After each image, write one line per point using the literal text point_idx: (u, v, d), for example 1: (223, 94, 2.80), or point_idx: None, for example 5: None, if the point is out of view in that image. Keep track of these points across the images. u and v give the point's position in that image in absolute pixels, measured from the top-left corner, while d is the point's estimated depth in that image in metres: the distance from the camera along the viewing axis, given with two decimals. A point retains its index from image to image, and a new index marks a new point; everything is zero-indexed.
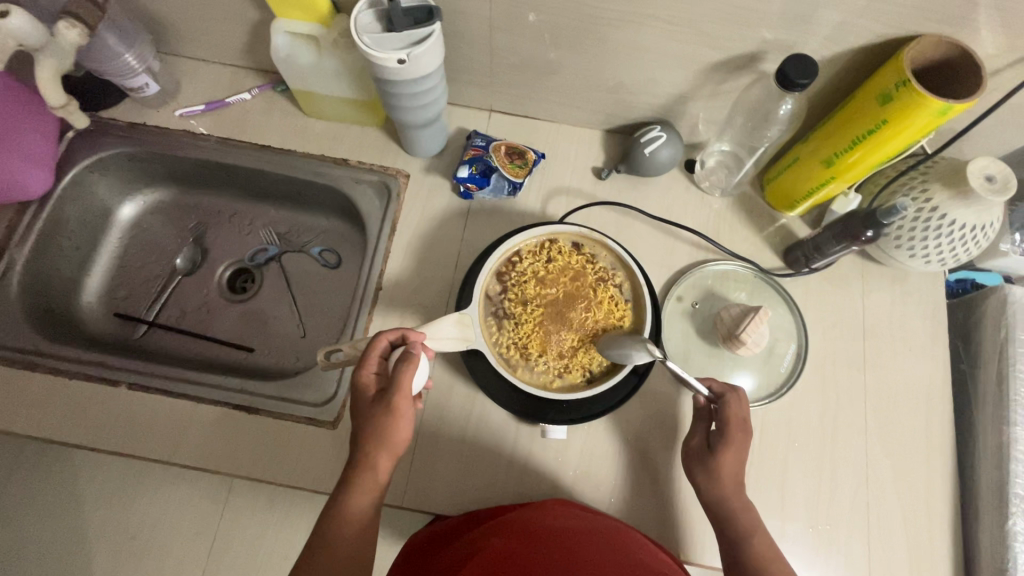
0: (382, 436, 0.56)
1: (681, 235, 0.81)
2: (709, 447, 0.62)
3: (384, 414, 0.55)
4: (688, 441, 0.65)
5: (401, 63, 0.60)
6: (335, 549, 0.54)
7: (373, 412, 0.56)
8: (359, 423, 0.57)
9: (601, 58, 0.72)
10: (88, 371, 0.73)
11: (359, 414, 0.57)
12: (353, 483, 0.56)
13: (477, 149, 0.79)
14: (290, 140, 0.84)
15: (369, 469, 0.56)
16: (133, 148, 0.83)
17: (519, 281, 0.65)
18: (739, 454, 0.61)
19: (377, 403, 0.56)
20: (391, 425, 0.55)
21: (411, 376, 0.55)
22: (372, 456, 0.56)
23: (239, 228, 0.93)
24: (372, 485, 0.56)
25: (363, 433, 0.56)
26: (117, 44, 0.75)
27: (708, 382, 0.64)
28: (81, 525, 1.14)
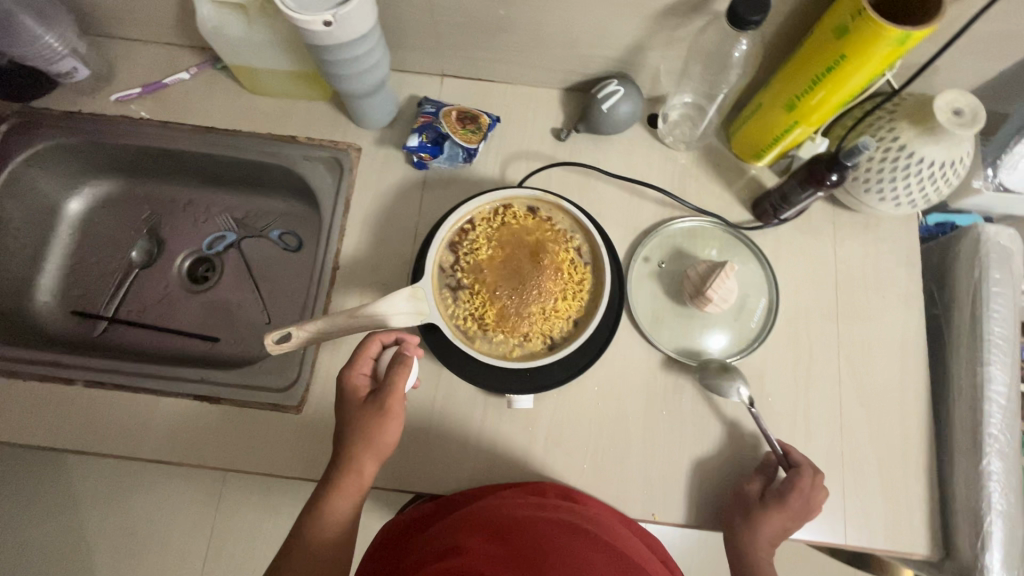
0: (369, 438, 0.55)
1: (646, 192, 0.78)
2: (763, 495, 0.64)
3: (375, 415, 0.55)
4: (743, 486, 0.66)
5: (328, 25, 0.56)
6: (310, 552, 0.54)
7: (362, 414, 0.56)
8: (346, 424, 0.56)
9: (548, 10, 0.68)
10: (43, 371, 0.71)
11: (348, 415, 0.57)
12: (338, 485, 0.55)
13: (426, 116, 0.76)
14: (234, 120, 0.80)
15: (354, 472, 0.55)
16: (71, 138, 0.80)
17: (472, 250, 0.63)
18: (795, 514, 0.63)
19: (370, 404, 0.56)
20: (380, 427, 0.55)
21: (405, 378, 0.56)
22: (359, 459, 0.55)
23: (195, 216, 0.90)
24: (356, 488, 0.55)
25: (351, 435, 0.55)
26: (35, 25, 0.72)
27: (788, 448, 0.66)
28: (75, 528, 1.14)
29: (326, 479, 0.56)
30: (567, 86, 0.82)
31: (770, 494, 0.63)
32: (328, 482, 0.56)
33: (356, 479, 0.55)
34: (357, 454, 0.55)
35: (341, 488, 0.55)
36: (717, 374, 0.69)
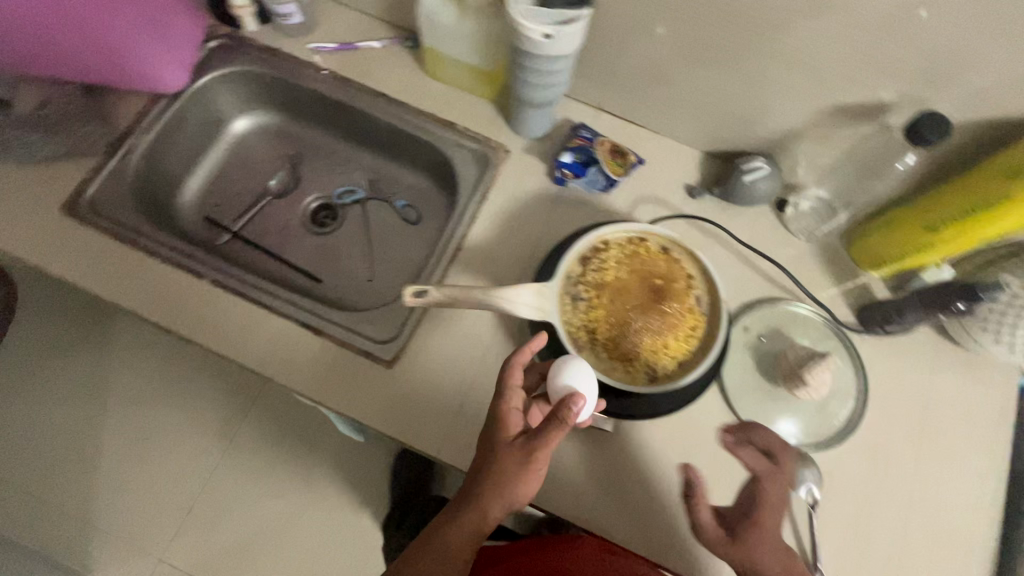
0: (508, 482, 0.55)
1: (759, 268, 0.81)
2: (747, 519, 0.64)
3: (522, 463, 0.55)
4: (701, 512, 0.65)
5: (546, 38, 0.63)
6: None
7: (508, 456, 0.56)
8: (489, 459, 0.57)
9: (725, 78, 0.74)
10: (180, 260, 0.76)
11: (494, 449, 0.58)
12: (462, 521, 0.57)
13: (582, 139, 0.81)
14: (405, 93, 0.87)
15: (482, 515, 0.56)
16: (262, 69, 0.88)
17: (602, 269, 0.66)
18: (770, 502, 0.65)
19: (517, 445, 0.56)
20: (523, 477, 0.55)
21: (559, 437, 0.54)
22: (489, 502, 0.55)
23: (333, 167, 0.97)
24: (478, 528, 0.57)
25: (485, 468, 0.57)
26: None
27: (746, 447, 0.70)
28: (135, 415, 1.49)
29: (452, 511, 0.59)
30: (709, 151, 0.86)
31: (739, 522, 0.64)
32: (454, 517, 0.58)
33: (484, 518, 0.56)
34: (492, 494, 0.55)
35: (473, 523, 0.56)
36: (794, 460, 0.70)
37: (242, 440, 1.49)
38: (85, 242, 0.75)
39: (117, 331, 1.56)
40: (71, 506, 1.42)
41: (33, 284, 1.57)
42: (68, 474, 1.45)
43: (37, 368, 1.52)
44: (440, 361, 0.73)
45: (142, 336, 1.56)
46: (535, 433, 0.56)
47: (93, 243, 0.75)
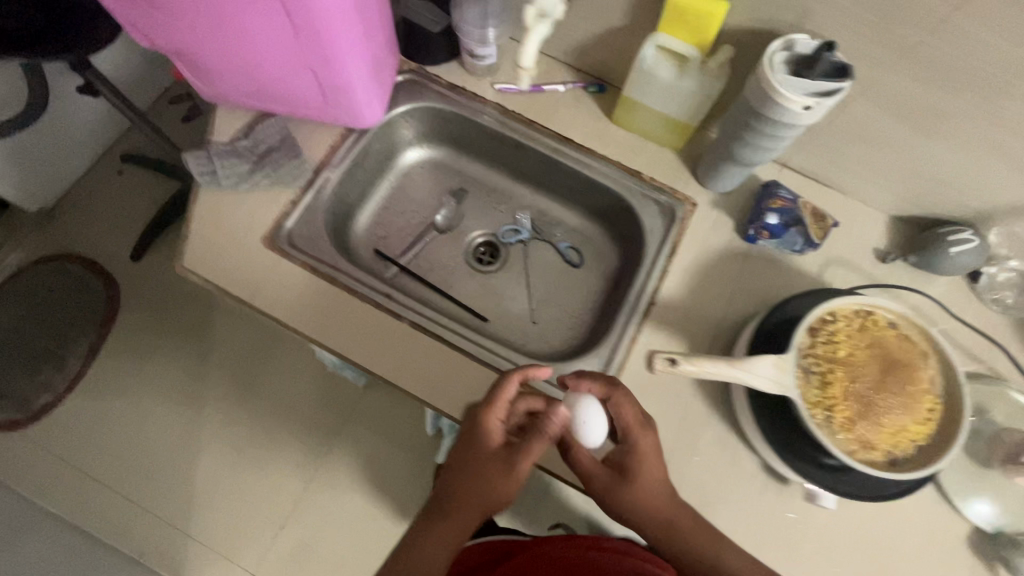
0: (493, 482, 0.64)
1: (957, 341, 0.79)
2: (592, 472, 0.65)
3: (507, 466, 0.63)
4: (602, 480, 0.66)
5: (805, 109, 0.62)
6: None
7: (491, 461, 0.64)
8: (477, 465, 0.65)
9: (947, 149, 0.73)
10: (378, 300, 0.77)
11: (477, 456, 0.65)
12: (449, 516, 0.66)
13: (783, 200, 0.79)
14: (590, 140, 0.87)
15: (464, 505, 0.65)
16: (446, 106, 0.88)
17: (833, 343, 0.65)
18: (653, 454, 0.65)
19: (501, 455, 0.64)
20: (505, 479, 0.63)
21: (541, 446, 0.63)
22: (474, 499, 0.65)
23: (496, 204, 0.97)
24: (460, 520, 0.65)
25: (464, 487, 0.65)
26: (488, 16, 0.79)
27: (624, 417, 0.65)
28: (232, 430, 1.50)
29: (423, 527, 0.67)
30: (899, 215, 0.85)
31: (623, 458, 0.65)
32: (427, 542, 0.65)
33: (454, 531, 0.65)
34: (468, 515, 0.65)
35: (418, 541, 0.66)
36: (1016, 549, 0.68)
37: (337, 457, 1.49)
38: (287, 277, 0.76)
39: (217, 339, 1.57)
40: (173, 513, 1.44)
41: (137, 287, 1.59)
42: (165, 483, 1.46)
43: (140, 373, 1.53)
44: None
45: (239, 348, 1.57)
46: (520, 443, 0.64)
47: (296, 278, 0.76)
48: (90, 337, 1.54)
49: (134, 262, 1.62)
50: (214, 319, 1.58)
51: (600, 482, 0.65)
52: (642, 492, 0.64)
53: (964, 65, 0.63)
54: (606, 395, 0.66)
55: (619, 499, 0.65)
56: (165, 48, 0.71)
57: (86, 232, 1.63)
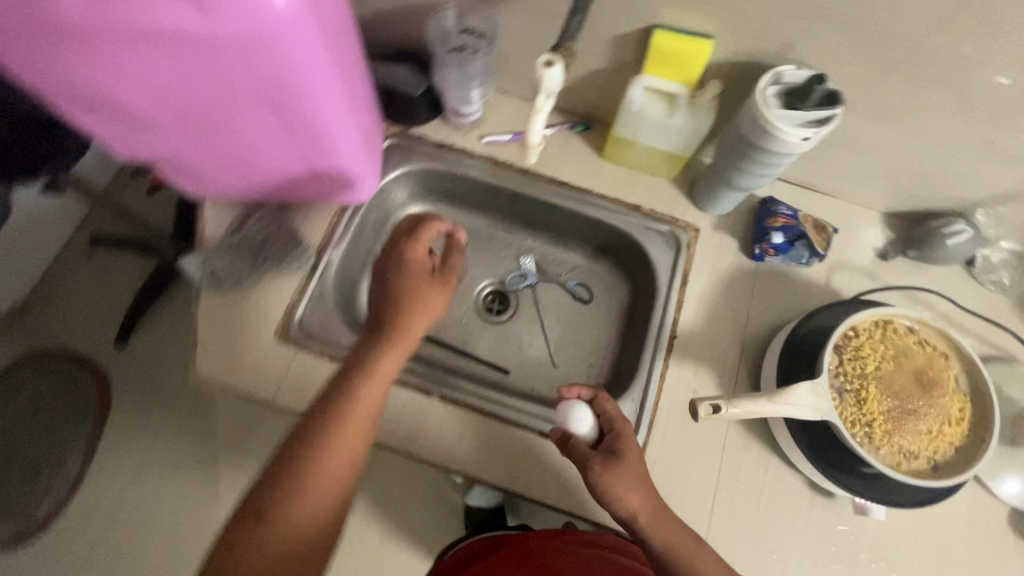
0: (419, 293, 0.66)
1: (965, 326, 0.82)
2: (590, 462, 0.64)
3: (436, 286, 0.67)
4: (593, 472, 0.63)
5: (804, 140, 0.63)
6: (257, 550, 0.53)
7: (417, 275, 0.66)
8: (403, 275, 0.66)
9: (934, 150, 0.75)
10: (403, 378, 0.75)
11: (403, 264, 0.67)
12: (367, 379, 0.60)
13: (786, 217, 0.81)
14: (585, 180, 0.87)
15: (388, 351, 0.63)
16: (437, 166, 0.87)
17: (861, 358, 0.66)
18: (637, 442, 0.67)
19: (427, 275, 0.67)
20: (434, 295, 0.66)
21: (459, 263, 0.70)
22: (410, 320, 0.64)
23: (497, 251, 0.96)
24: (380, 377, 0.61)
25: (384, 353, 0.62)
26: (472, 78, 0.81)
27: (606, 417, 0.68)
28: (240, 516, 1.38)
29: (331, 419, 0.58)
30: (890, 211, 0.88)
31: (612, 443, 0.66)
32: (339, 428, 0.58)
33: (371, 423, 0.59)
34: (376, 387, 0.61)
35: (338, 417, 0.58)
36: None
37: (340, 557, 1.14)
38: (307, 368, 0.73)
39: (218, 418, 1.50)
40: None
41: (124, 377, 1.51)
42: None
43: (142, 465, 1.43)
44: (684, 455, 0.74)
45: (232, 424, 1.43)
46: (442, 262, 0.69)
47: (317, 368, 0.74)
48: (84, 437, 1.46)
49: (118, 350, 1.52)
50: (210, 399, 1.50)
51: (599, 470, 0.63)
52: (631, 479, 0.63)
53: (942, 78, 0.65)
54: (591, 396, 0.70)
55: (612, 485, 0.63)
56: (151, 156, 0.68)
57: (61, 327, 1.54)
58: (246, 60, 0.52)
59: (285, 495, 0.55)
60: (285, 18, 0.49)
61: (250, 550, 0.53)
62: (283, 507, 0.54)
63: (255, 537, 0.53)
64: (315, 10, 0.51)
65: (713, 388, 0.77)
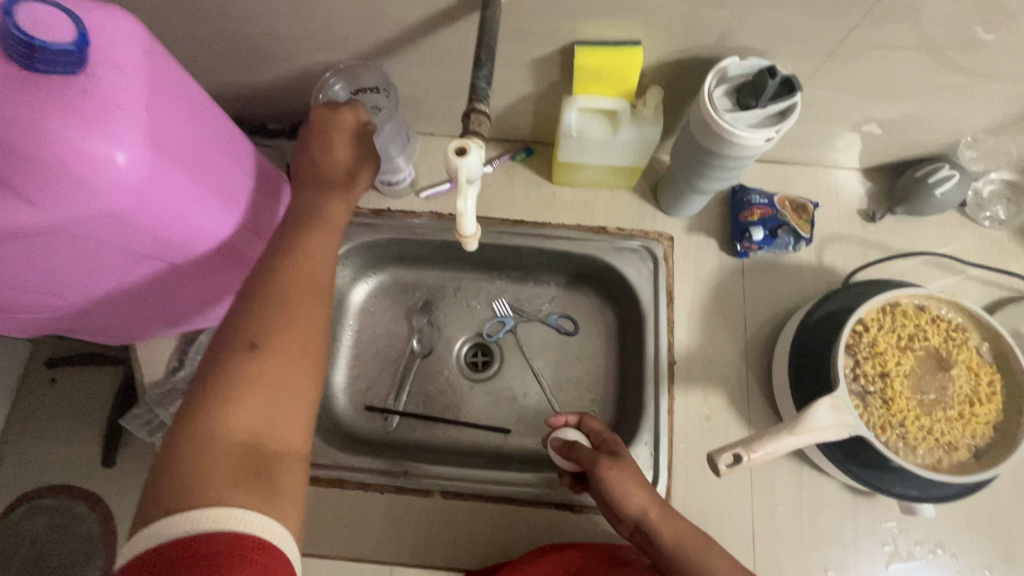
0: (350, 130, 0.60)
1: (970, 272, 0.77)
2: (598, 457, 0.59)
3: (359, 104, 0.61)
4: (596, 470, 0.58)
5: (767, 141, 0.57)
6: (214, 434, 0.42)
7: (335, 112, 0.60)
8: (318, 131, 0.60)
9: (902, 102, 0.69)
10: (396, 483, 0.68)
11: (321, 122, 0.60)
12: (307, 240, 0.54)
13: (762, 207, 0.75)
14: (540, 212, 0.80)
15: (332, 146, 0.59)
16: (378, 235, 0.79)
17: (875, 354, 0.61)
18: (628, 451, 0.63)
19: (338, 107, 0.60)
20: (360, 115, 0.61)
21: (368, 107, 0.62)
22: (349, 161, 0.60)
23: (466, 303, 0.89)
24: (342, 128, 0.60)
25: (309, 221, 0.55)
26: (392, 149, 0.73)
27: (597, 433, 0.65)
28: None
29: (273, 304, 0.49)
30: (868, 165, 0.82)
31: (609, 446, 0.62)
32: (286, 285, 0.50)
33: (320, 285, 0.52)
34: (317, 245, 0.54)
35: (281, 271, 0.51)
36: None
37: None
38: None
39: None
40: None
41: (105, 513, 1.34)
42: None
43: None
44: (711, 488, 0.69)
45: None
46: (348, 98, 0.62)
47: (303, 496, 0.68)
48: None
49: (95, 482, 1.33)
50: None
51: (607, 465, 0.58)
52: (635, 474, 0.58)
53: (898, 34, 0.58)
54: (579, 419, 0.68)
55: (620, 481, 0.57)
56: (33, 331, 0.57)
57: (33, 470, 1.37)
58: (120, 233, 0.44)
59: (252, 358, 0.46)
60: (135, 171, 0.40)
61: (198, 441, 0.42)
62: (223, 412, 0.43)
63: (205, 423, 0.43)
64: (165, 146, 0.43)
65: (726, 409, 0.71)
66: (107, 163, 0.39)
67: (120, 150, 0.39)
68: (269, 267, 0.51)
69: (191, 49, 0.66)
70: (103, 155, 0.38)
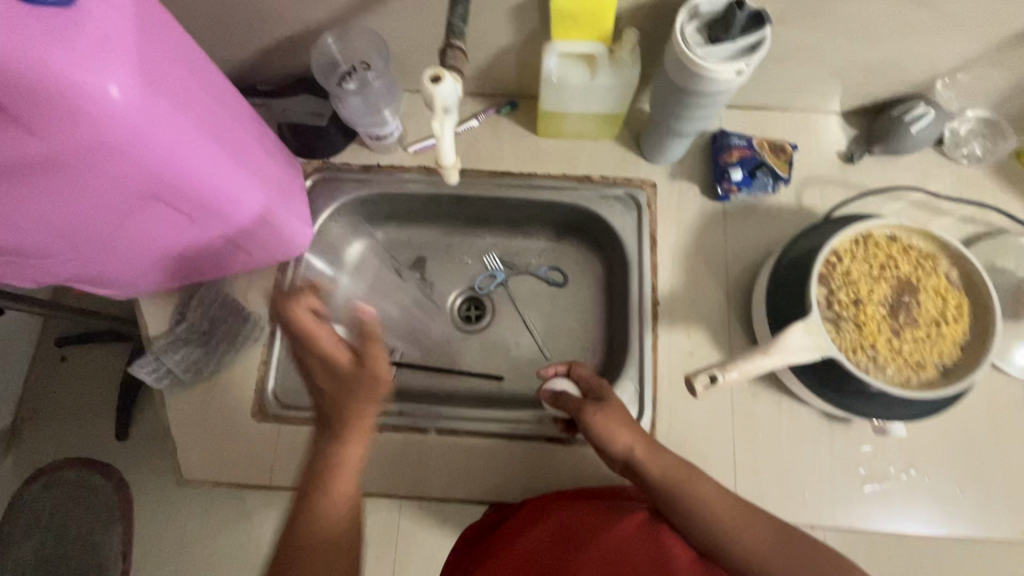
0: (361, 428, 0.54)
1: (947, 209, 0.79)
2: (584, 404, 0.63)
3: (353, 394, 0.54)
4: (585, 413, 0.62)
5: (738, 75, 0.58)
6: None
7: (316, 361, 0.56)
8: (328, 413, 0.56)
9: (877, 41, 0.70)
10: (393, 422, 0.71)
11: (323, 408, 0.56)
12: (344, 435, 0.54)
13: (741, 149, 0.77)
14: (526, 163, 0.82)
15: (324, 362, 0.56)
16: (369, 191, 0.82)
17: (847, 282, 0.64)
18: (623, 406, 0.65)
19: (303, 309, 0.57)
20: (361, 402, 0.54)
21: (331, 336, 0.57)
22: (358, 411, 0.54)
23: (458, 257, 0.91)
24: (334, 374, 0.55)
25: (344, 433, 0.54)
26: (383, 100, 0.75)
27: (582, 378, 0.68)
28: None
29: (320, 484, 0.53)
30: (847, 108, 0.83)
31: (597, 391, 0.66)
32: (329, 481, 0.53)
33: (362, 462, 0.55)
34: (365, 420, 0.54)
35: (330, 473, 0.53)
36: None
37: None
38: (294, 440, 0.70)
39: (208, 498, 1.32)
40: None
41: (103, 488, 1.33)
42: None
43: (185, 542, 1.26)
44: (694, 419, 0.72)
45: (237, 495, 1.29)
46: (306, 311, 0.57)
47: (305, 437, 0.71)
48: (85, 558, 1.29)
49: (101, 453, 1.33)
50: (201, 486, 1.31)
51: (593, 411, 0.62)
52: (622, 417, 0.62)
53: None
54: (567, 367, 0.70)
55: (605, 426, 0.61)
56: (60, 277, 0.62)
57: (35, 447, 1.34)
58: (117, 166, 0.47)
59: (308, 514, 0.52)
60: (129, 105, 0.43)
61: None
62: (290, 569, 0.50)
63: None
64: (157, 83, 0.45)
65: (708, 345, 0.74)
66: (101, 94, 0.41)
67: (113, 82, 0.41)
68: (321, 467, 0.54)
69: (180, 8, 0.68)
70: (97, 87, 0.41)
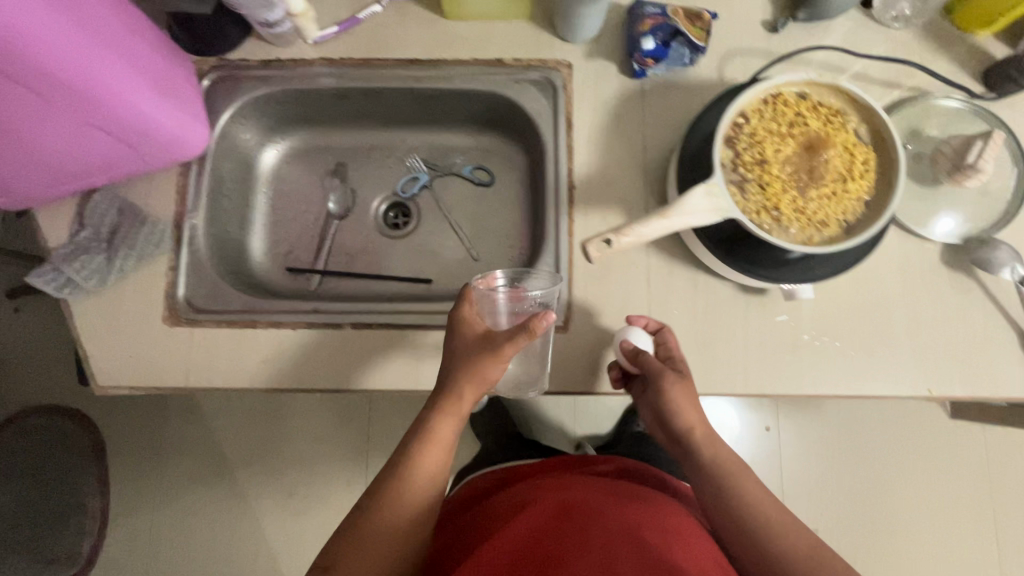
0: (481, 381, 0.61)
1: (874, 76, 0.76)
2: (666, 374, 0.64)
3: (483, 359, 0.60)
4: (664, 387, 0.64)
5: None
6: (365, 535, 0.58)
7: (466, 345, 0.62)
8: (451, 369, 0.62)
9: None
10: (308, 319, 0.71)
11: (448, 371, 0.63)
12: (445, 411, 0.62)
13: (654, 17, 0.72)
14: (434, 50, 0.77)
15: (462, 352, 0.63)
16: (272, 89, 0.78)
17: (754, 143, 0.62)
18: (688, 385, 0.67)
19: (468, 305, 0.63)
20: (488, 368, 0.60)
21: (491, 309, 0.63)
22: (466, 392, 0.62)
23: (381, 162, 0.88)
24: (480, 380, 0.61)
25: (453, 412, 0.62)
26: None
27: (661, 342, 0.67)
28: (250, 517, 1.27)
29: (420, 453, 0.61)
30: None
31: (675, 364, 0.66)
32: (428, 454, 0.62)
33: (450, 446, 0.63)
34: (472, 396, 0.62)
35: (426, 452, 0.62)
36: (980, 247, 0.70)
37: None
38: (210, 342, 0.70)
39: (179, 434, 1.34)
40: None
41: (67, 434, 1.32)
42: None
43: (157, 476, 1.29)
44: (612, 302, 0.71)
45: (203, 429, 1.31)
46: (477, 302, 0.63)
47: (219, 339, 0.70)
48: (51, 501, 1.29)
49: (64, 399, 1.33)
50: (165, 424, 1.31)
51: (674, 381, 0.64)
52: (688, 399, 0.65)
53: None
54: (657, 327, 0.68)
55: (680, 401, 0.64)
56: None
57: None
58: None
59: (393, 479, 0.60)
60: None
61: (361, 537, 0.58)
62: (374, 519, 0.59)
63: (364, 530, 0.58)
64: None
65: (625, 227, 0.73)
66: None
67: None
68: (425, 439, 0.62)
69: None
70: None
